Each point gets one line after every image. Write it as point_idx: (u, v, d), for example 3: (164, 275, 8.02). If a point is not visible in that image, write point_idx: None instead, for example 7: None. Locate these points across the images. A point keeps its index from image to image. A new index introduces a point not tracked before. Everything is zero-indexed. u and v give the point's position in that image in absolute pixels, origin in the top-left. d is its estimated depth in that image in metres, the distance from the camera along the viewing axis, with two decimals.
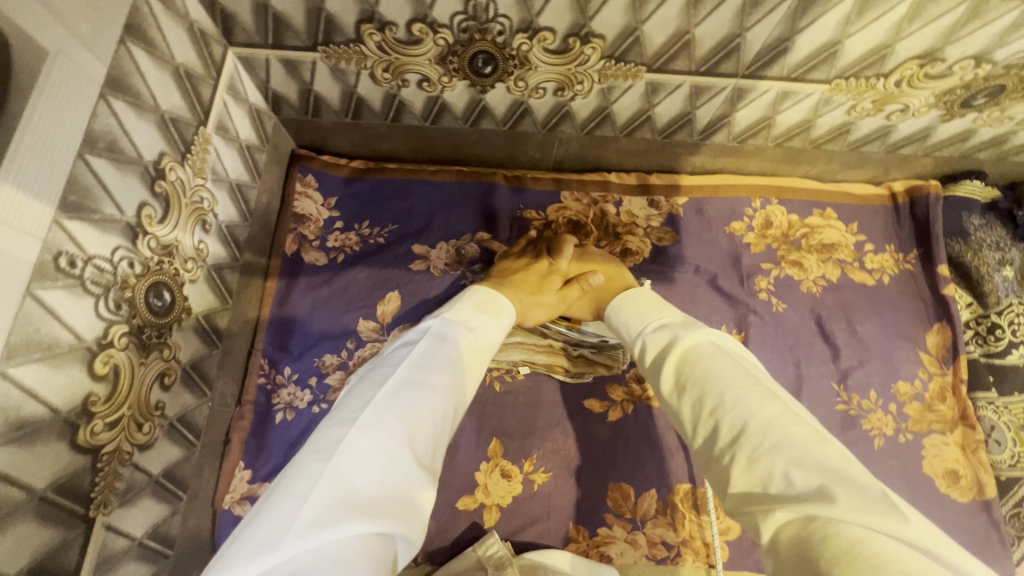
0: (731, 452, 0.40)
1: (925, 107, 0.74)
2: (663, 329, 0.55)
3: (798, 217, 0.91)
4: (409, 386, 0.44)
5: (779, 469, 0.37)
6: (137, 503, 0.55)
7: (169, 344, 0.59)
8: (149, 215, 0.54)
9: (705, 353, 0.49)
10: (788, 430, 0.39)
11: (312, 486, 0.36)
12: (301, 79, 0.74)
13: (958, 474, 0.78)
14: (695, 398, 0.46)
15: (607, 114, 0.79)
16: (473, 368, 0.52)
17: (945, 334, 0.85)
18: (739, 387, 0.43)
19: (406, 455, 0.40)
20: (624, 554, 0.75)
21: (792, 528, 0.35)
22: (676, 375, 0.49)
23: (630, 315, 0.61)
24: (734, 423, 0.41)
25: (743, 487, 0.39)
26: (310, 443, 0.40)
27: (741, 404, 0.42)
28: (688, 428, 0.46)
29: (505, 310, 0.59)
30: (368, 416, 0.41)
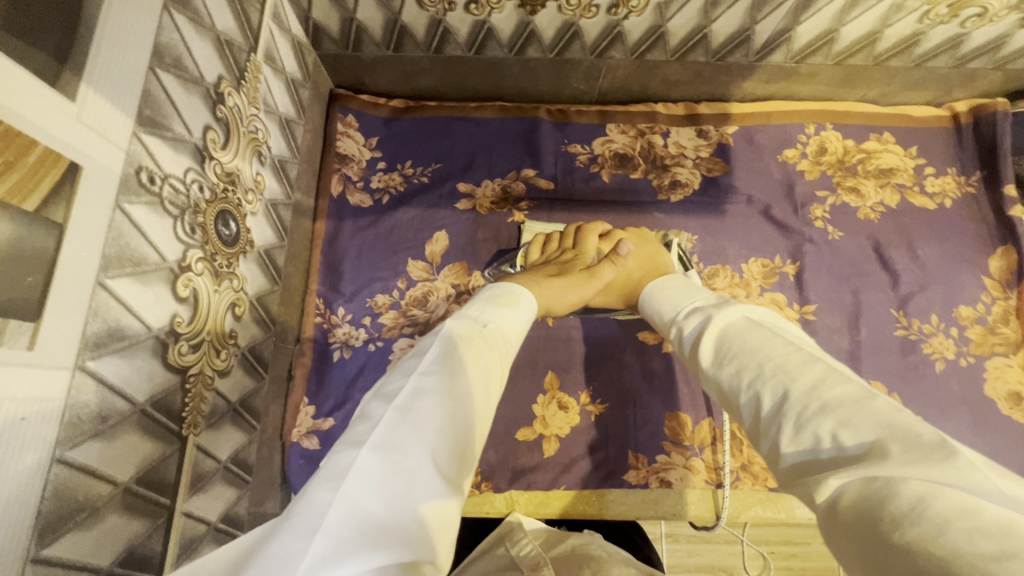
0: (774, 422, 0.39)
1: (1004, 9, 0.70)
2: (698, 310, 0.54)
3: (854, 142, 0.88)
4: (422, 396, 0.41)
5: (827, 431, 0.35)
6: (220, 428, 0.57)
7: (237, 275, 0.59)
8: (213, 139, 0.53)
9: (740, 329, 0.48)
10: (834, 390, 0.37)
11: (319, 520, 0.33)
12: (344, 6, 0.72)
13: (1021, 396, 0.77)
14: (734, 370, 0.44)
15: (662, 33, 0.75)
16: (494, 366, 0.48)
17: (1010, 257, 0.82)
18: (777, 355, 0.42)
19: (422, 469, 0.36)
20: (684, 479, 0.76)
21: (846, 492, 0.32)
22: (714, 346, 0.48)
23: (664, 300, 0.60)
24: (777, 390, 0.40)
25: (791, 450, 0.37)
26: (319, 472, 0.37)
27: (783, 371, 0.41)
28: (730, 402, 0.44)
29: (521, 301, 0.57)
30: (380, 436, 0.38)
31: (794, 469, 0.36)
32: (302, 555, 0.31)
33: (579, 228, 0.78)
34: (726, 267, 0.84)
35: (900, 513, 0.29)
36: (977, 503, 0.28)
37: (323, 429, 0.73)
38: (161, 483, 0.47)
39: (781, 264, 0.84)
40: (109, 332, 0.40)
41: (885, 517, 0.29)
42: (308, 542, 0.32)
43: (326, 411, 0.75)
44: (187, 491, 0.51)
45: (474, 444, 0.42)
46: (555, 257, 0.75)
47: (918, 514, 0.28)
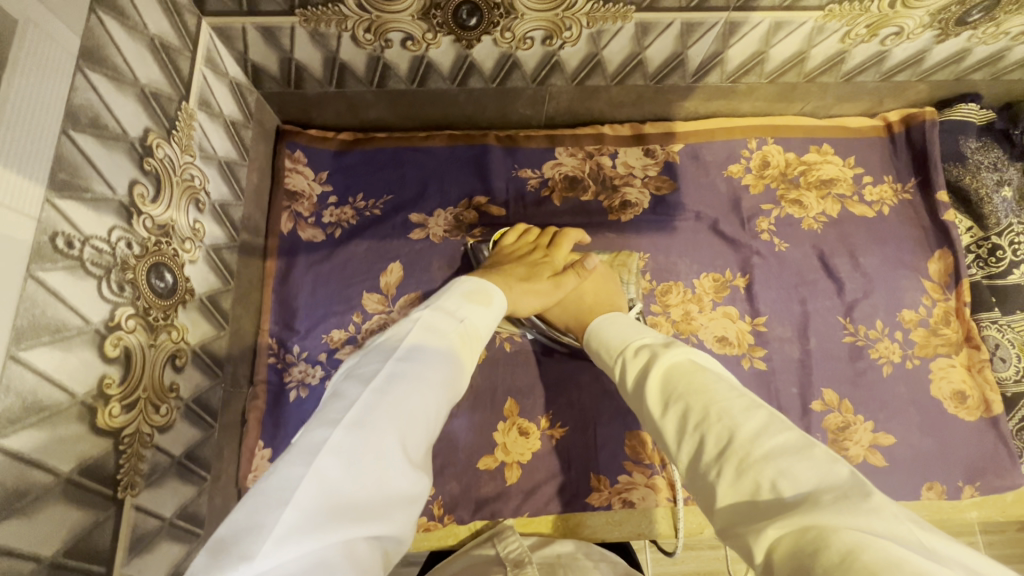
0: (718, 467, 0.39)
1: (920, 27, 0.73)
2: (645, 346, 0.54)
3: (795, 155, 0.90)
4: (396, 382, 0.43)
5: (767, 480, 0.36)
6: (163, 484, 0.56)
7: (176, 325, 0.58)
8: (141, 193, 0.53)
9: (686, 370, 0.47)
10: (775, 440, 0.38)
11: (295, 491, 0.34)
12: (280, 47, 0.71)
13: (965, 395, 0.80)
14: (680, 412, 0.44)
15: (598, 61, 0.76)
16: (463, 361, 0.50)
17: (947, 260, 0.85)
18: (722, 399, 0.42)
19: (394, 454, 0.39)
20: (647, 498, 0.77)
21: (781, 539, 0.32)
22: (660, 385, 0.48)
23: (613, 334, 0.60)
24: (722, 434, 0.40)
25: (733, 502, 0.37)
26: (293, 445, 0.38)
27: (728, 416, 0.41)
28: (672, 442, 0.44)
29: (494, 301, 0.59)
30: (356, 416, 0.39)
31: (735, 518, 0.36)
32: (276, 523, 0.33)
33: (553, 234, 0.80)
34: (679, 283, 0.85)
35: (832, 563, 0.29)
36: (903, 555, 0.28)
37: None
38: (94, 551, 0.46)
39: (731, 278, 0.86)
40: (25, 405, 0.39)
41: (817, 566, 0.29)
42: (282, 511, 0.33)
43: (283, 453, 0.74)
44: (125, 555, 0.49)
45: (436, 434, 0.45)
46: (524, 249, 0.78)
47: (847, 564, 0.28)
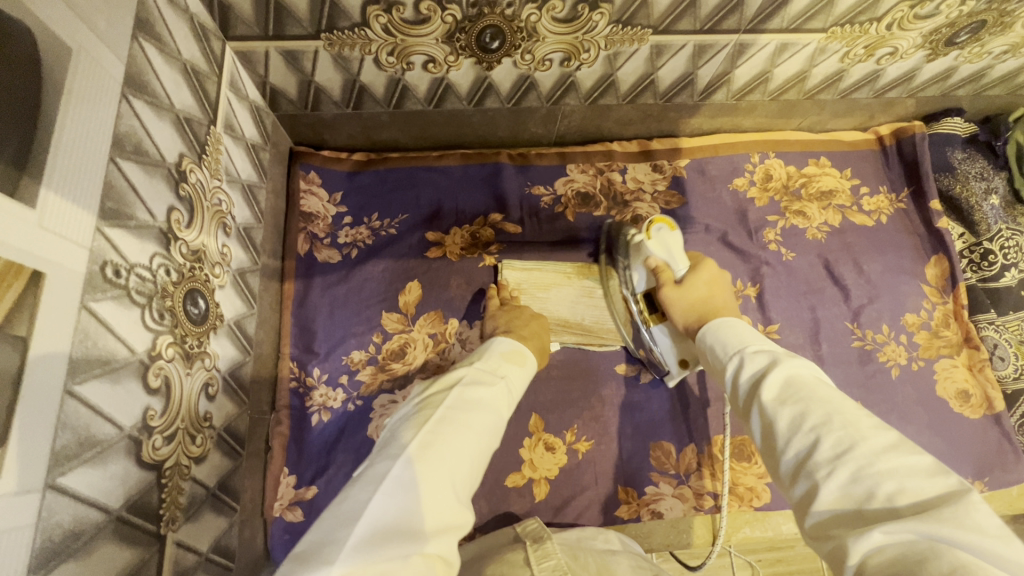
0: (830, 467, 0.39)
1: (913, 48, 0.76)
2: (768, 351, 0.52)
3: (795, 168, 0.94)
4: (447, 422, 0.49)
5: (882, 488, 0.37)
6: (200, 518, 0.54)
7: (209, 352, 0.57)
8: (178, 219, 0.52)
9: (801, 382, 0.46)
10: (903, 466, 0.38)
11: (364, 515, 0.41)
12: (302, 70, 0.71)
13: (968, 393, 0.83)
14: (796, 414, 0.44)
15: (612, 81, 0.78)
16: (501, 404, 0.56)
17: (943, 264, 0.89)
18: (845, 412, 0.42)
19: (445, 487, 0.44)
20: (674, 508, 0.78)
21: (882, 551, 0.33)
22: (779, 387, 0.47)
23: (730, 338, 0.57)
24: (841, 441, 0.40)
25: (837, 505, 0.38)
26: (362, 478, 0.44)
27: (851, 427, 0.41)
28: (778, 439, 0.44)
29: (528, 360, 0.65)
30: (415, 451, 0.46)
31: (831, 524, 0.38)
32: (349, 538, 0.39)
33: (699, 254, 0.75)
34: None
35: (939, 573, 0.30)
36: None
37: (306, 499, 0.72)
38: None
39: (742, 288, 0.88)
40: (79, 441, 0.38)
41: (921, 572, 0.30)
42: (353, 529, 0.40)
43: (308, 479, 0.73)
44: None
45: (482, 471, 0.50)
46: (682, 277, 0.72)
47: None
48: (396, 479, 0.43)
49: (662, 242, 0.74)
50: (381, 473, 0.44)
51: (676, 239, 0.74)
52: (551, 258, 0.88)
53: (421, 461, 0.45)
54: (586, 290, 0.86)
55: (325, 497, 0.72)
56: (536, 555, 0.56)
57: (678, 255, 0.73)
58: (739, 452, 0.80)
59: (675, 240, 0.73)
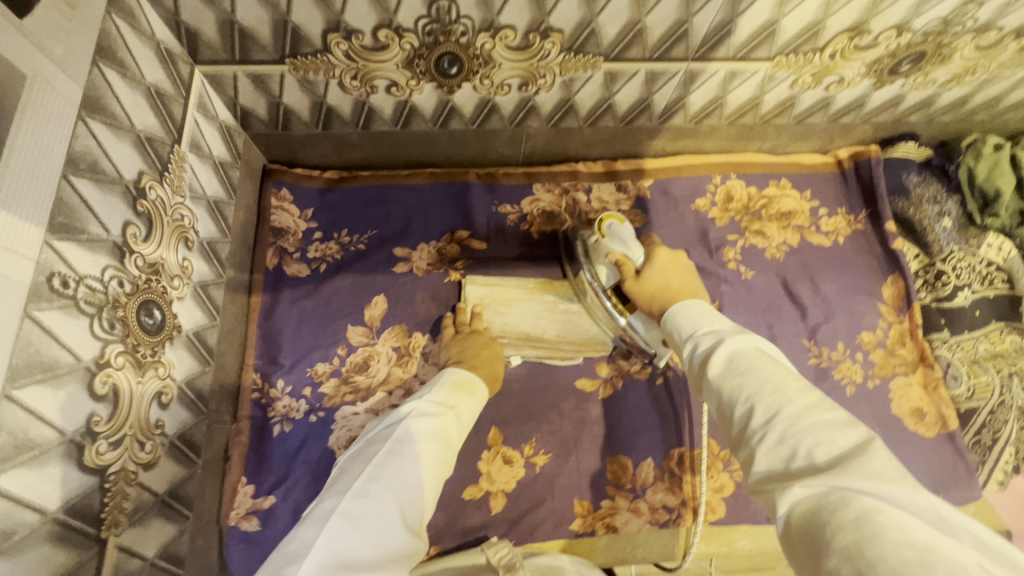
0: (761, 433, 0.42)
1: (859, 76, 0.80)
2: (714, 331, 0.54)
3: (756, 190, 0.97)
4: (393, 456, 0.54)
5: (804, 446, 0.39)
6: (147, 523, 0.56)
7: (163, 362, 0.59)
8: (134, 234, 0.54)
9: (742, 356, 0.48)
10: (825, 426, 0.40)
11: (312, 548, 0.45)
12: (269, 92, 0.74)
13: (923, 412, 0.85)
14: (735, 386, 0.46)
15: (571, 105, 0.81)
16: (450, 434, 0.60)
17: (899, 284, 0.91)
18: (778, 380, 0.44)
19: (392, 517, 0.49)
20: (629, 522, 0.79)
21: (800, 502, 0.37)
22: (723, 362, 0.49)
23: (681, 317, 0.59)
24: (771, 408, 0.43)
25: (770, 463, 0.41)
26: (312, 515, 0.49)
27: (782, 393, 0.43)
28: (725, 410, 0.46)
29: (478, 390, 0.70)
30: (361, 486, 0.50)
31: (764, 482, 0.40)
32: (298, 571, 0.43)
33: (656, 242, 0.77)
34: None
35: (848, 520, 0.33)
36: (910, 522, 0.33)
37: (263, 508, 0.73)
38: None
39: None
40: (15, 444, 0.40)
41: (831, 522, 0.34)
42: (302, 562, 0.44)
43: (266, 489, 0.74)
44: None
45: (431, 499, 0.54)
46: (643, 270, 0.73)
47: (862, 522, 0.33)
48: (345, 511, 0.48)
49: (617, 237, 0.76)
50: (331, 508, 0.49)
51: (628, 232, 0.76)
52: (515, 274, 0.90)
53: (369, 492, 0.49)
54: (547, 304, 0.87)
55: (283, 506, 0.74)
56: None
57: (633, 248, 0.74)
58: (694, 466, 0.81)
59: (627, 235, 0.75)
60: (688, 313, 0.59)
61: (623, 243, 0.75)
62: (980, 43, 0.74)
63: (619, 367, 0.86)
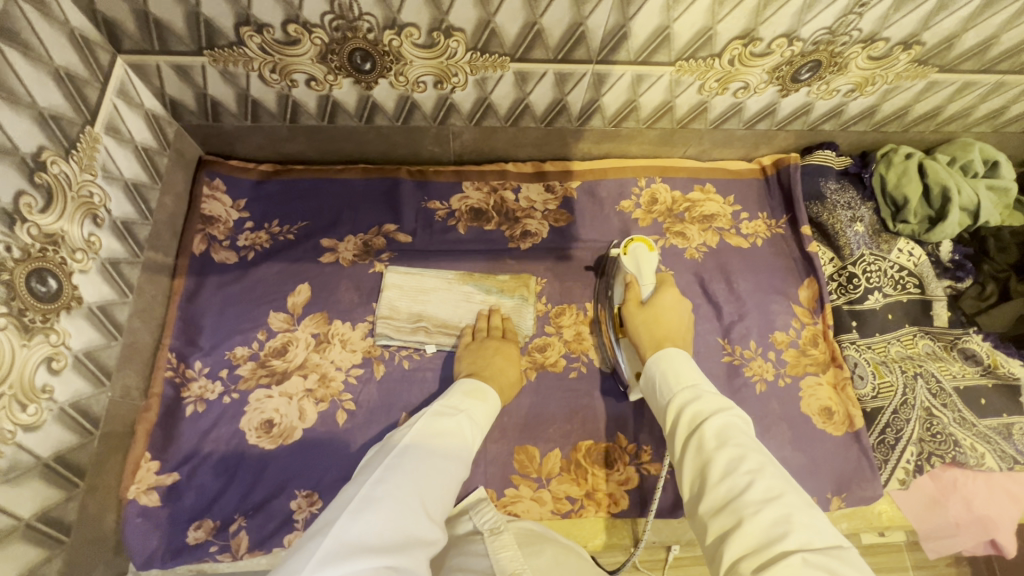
0: (757, 508, 0.46)
1: (762, 83, 0.83)
2: (713, 395, 0.58)
3: (680, 193, 1.00)
4: (411, 450, 0.55)
5: (792, 529, 0.44)
6: (23, 482, 0.58)
7: (57, 329, 0.61)
8: (28, 204, 0.57)
9: (741, 431, 0.53)
10: (814, 516, 0.46)
11: (333, 532, 0.45)
12: (194, 84, 0.78)
13: (831, 410, 0.86)
14: (734, 455, 0.50)
15: (489, 104, 0.85)
16: (466, 437, 0.61)
17: (814, 287, 0.93)
18: (772, 465, 0.50)
19: (415, 507, 0.49)
20: (531, 510, 0.79)
21: (774, 574, 0.41)
22: (719, 429, 0.53)
23: (668, 375, 0.63)
24: (771, 488, 0.47)
25: (751, 540, 0.45)
26: (332, 504, 0.50)
27: (775, 478, 0.48)
28: (710, 477, 0.50)
29: (490, 396, 0.70)
30: (381, 476, 0.51)
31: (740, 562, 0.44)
32: (320, 550, 0.44)
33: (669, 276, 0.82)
34: (572, 306, 0.92)
35: None
36: None
37: (165, 484, 0.75)
38: None
39: None
40: None
41: None
42: (321, 544, 0.44)
43: (172, 466, 0.76)
44: None
45: (449, 497, 0.54)
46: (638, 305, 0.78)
47: None
48: (366, 499, 0.48)
49: (636, 258, 0.83)
50: (350, 499, 0.49)
51: (650, 258, 0.82)
52: (440, 268, 0.93)
53: (389, 481, 0.50)
54: (465, 293, 0.90)
55: (186, 483, 0.75)
56: (495, 547, 0.61)
57: (647, 272, 0.81)
58: (600, 458, 0.82)
59: (647, 260, 0.82)
60: (682, 368, 0.63)
61: (638, 267, 0.82)
62: (871, 53, 0.78)
63: (534, 360, 0.87)
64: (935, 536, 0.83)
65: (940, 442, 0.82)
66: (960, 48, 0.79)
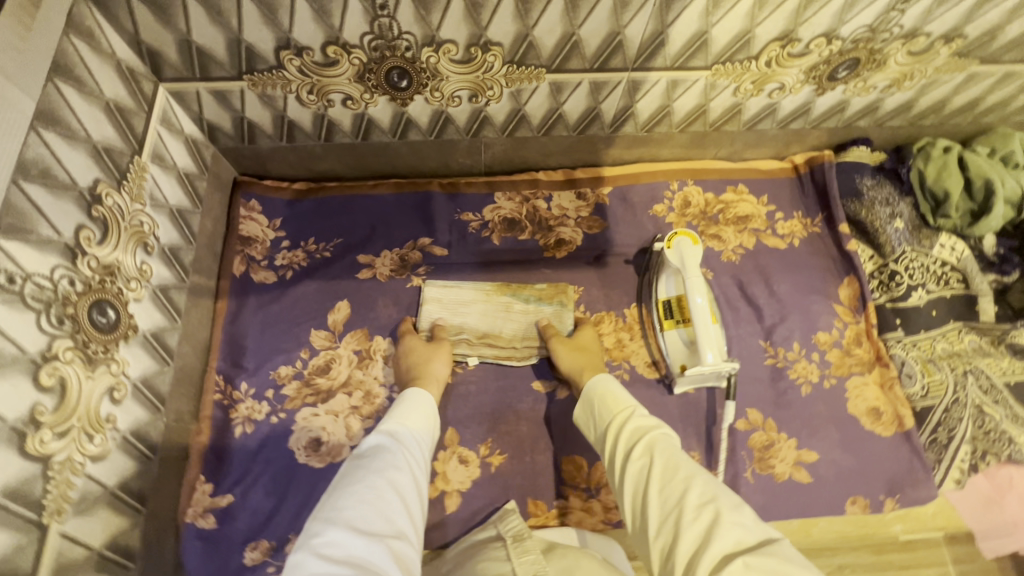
0: (694, 513, 0.50)
1: (799, 83, 0.83)
2: (643, 419, 0.63)
3: (713, 195, 0.99)
4: (336, 493, 0.54)
5: (724, 523, 0.48)
6: (93, 512, 0.59)
7: (116, 359, 0.62)
8: (88, 237, 0.58)
9: (671, 444, 0.59)
10: (743, 514, 0.50)
11: None
12: (232, 107, 0.78)
13: (879, 411, 0.85)
14: (664, 468, 0.56)
15: (522, 115, 0.85)
16: (388, 452, 0.60)
17: (855, 285, 0.92)
18: (701, 472, 0.55)
19: (344, 539, 0.48)
20: (583, 521, 0.79)
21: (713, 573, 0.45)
22: (649, 446, 0.59)
23: (604, 406, 0.68)
24: (704, 493, 0.52)
25: (689, 545, 0.49)
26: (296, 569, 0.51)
27: (700, 478, 0.54)
28: (651, 498, 0.54)
29: (410, 400, 0.70)
30: (308, 530, 0.50)
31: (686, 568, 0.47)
32: None
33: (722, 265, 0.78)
34: (610, 313, 0.91)
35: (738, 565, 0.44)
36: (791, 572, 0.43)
37: (221, 507, 0.75)
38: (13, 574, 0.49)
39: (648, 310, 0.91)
40: None
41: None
42: None
43: (225, 488, 0.77)
44: None
45: (388, 507, 0.54)
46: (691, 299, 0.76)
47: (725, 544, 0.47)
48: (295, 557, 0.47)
49: (679, 252, 0.80)
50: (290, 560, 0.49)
51: (694, 252, 0.79)
52: (477, 279, 0.93)
53: (309, 535, 0.49)
54: (503, 305, 0.90)
55: (240, 504, 0.76)
56: (518, 552, 0.62)
57: (692, 266, 0.78)
58: None
59: (691, 253, 0.79)
60: (610, 398, 0.68)
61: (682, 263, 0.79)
62: (912, 48, 0.77)
63: None
64: (993, 535, 0.82)
65: (993, 440, 0.81)
66: (1003, 39, 0.77)
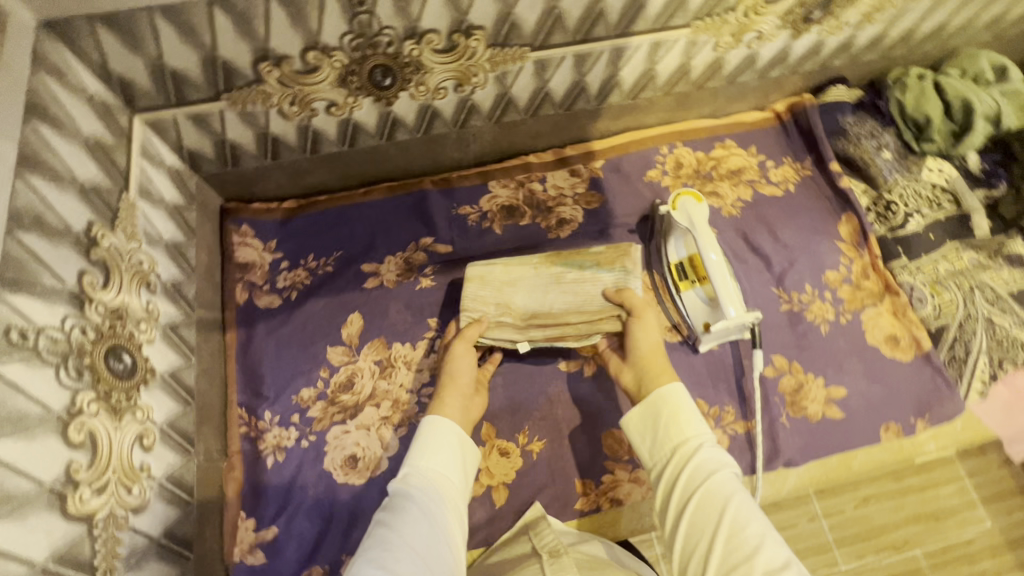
0: None
1: (775, 29, 0.84)
2: (708, 454, 0.59)
3: (704, 153, 0.99)
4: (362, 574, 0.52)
5: None
6: (143, 566, 0.56)
7: (140, 406, 0.59)
8: (91, 282, 0.55)
9: (737, 495, 0.55)
10: None
11: None
12: (213, 130, 0.75)
13: (897, 337, 0.87)
14: (729, 526, 0.53)
15: (509, 98, 0.84)
16: (417, 514, 0.57)
17: (854, 221, 0.94)
18: (773, 534, 0.53)
19: None
20: (633, 492, 0.80)
21: None
22: (717, 493, 0.55)
23: (666, 426, 0.62)
24: (776, 559, 0.50)
25: None
26: None
27: (768, 542, 0.52)
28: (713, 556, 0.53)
29: (436, 438, 0.64)
30: None
31: None
32: None
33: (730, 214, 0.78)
34: None
35: None
36: None
37: (267, 539, 0.74)
38: None
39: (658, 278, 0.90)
40: None
41: None
42: None
43: (267, 521, 0.75)
44: None
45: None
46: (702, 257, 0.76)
47: None
48: None
49: (687, 212, 0.79)
50: None
51: (700, 209, 0.79)
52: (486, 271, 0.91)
53: None
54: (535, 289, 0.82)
55: (286, 534, 0.74)
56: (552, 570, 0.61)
57: (702, 224, 0.78)
58: None
59: (698, 211, 0.79)
60: (671, 419, 0.62)
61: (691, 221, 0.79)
62: None
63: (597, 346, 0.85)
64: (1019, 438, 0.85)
65: (1007, 348, 0.84)
66: None
